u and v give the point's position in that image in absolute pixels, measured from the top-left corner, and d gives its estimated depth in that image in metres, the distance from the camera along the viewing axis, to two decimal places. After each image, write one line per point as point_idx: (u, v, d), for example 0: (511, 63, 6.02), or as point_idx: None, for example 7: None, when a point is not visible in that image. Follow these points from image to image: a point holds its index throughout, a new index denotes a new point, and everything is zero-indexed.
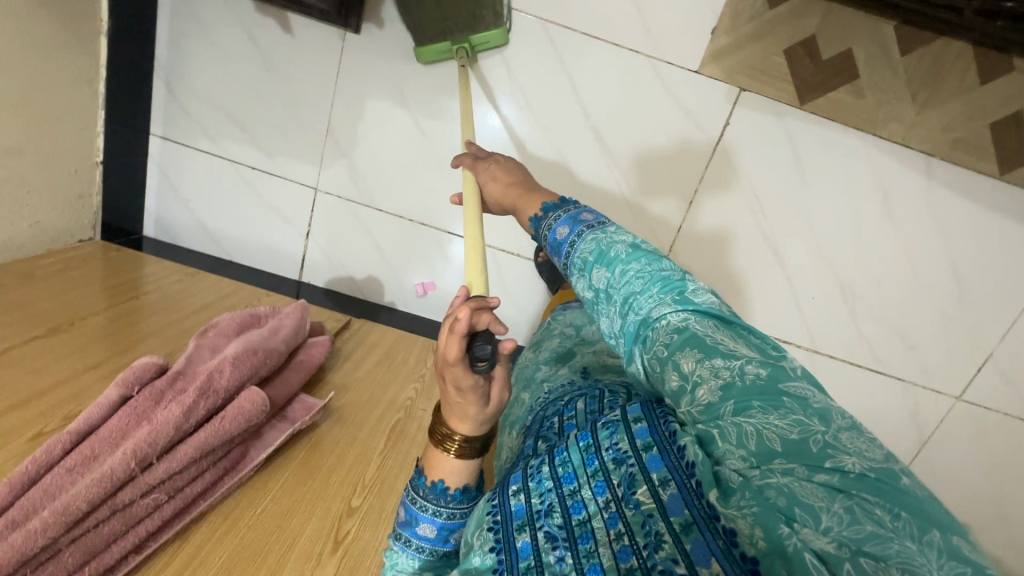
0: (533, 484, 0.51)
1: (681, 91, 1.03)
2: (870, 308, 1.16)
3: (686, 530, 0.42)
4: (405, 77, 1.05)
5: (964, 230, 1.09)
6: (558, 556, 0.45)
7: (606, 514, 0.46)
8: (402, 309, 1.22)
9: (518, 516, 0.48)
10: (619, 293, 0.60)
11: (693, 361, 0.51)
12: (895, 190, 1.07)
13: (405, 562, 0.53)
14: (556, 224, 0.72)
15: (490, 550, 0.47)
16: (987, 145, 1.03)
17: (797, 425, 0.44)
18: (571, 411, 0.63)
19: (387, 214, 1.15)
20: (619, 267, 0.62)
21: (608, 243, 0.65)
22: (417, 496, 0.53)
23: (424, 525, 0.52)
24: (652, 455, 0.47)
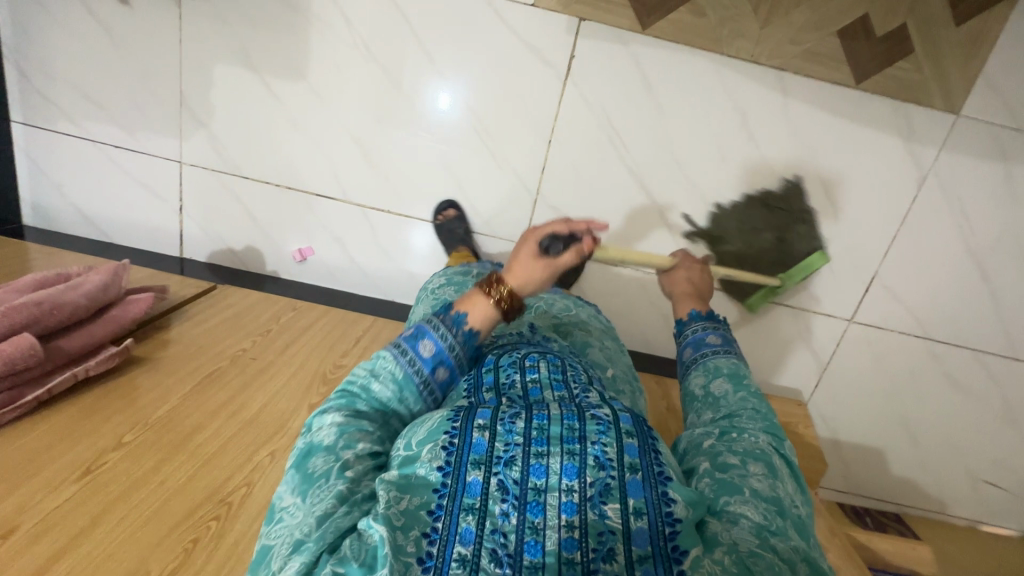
0: (501, 431, 0.56)
1: (522, 29, 1.02)
2: (748, 236, 1.14)
3: (642, 561, 0.50)
4: (249, 40, 1.05)
5: (829, 146, 1.07)
6: (503, 511, 0.51)
7: (563, 499, 0.52)
8: (286, 277, 1.22)
9: (477, 451, 0.54)
10: (727, 403, 0.72)
11: (761, 471, 0.61)
12: (752, 111, 1.05)
13: (395, 367, 0.64)
14: (698, 333, 0.86)
15: (438, 469, 0.53)
16: (837, 55, 1.01)
17: (796, 547, 0.55)
18: (533, 374, 0.67)
19: (253, 181, 1.15)
20: (741, 390, 0.74)
21: (742, 373, 0.77)
22: (437, 319, 0.67)
23: (427, 342, 0.65)
24: (634, 480, 0.54)
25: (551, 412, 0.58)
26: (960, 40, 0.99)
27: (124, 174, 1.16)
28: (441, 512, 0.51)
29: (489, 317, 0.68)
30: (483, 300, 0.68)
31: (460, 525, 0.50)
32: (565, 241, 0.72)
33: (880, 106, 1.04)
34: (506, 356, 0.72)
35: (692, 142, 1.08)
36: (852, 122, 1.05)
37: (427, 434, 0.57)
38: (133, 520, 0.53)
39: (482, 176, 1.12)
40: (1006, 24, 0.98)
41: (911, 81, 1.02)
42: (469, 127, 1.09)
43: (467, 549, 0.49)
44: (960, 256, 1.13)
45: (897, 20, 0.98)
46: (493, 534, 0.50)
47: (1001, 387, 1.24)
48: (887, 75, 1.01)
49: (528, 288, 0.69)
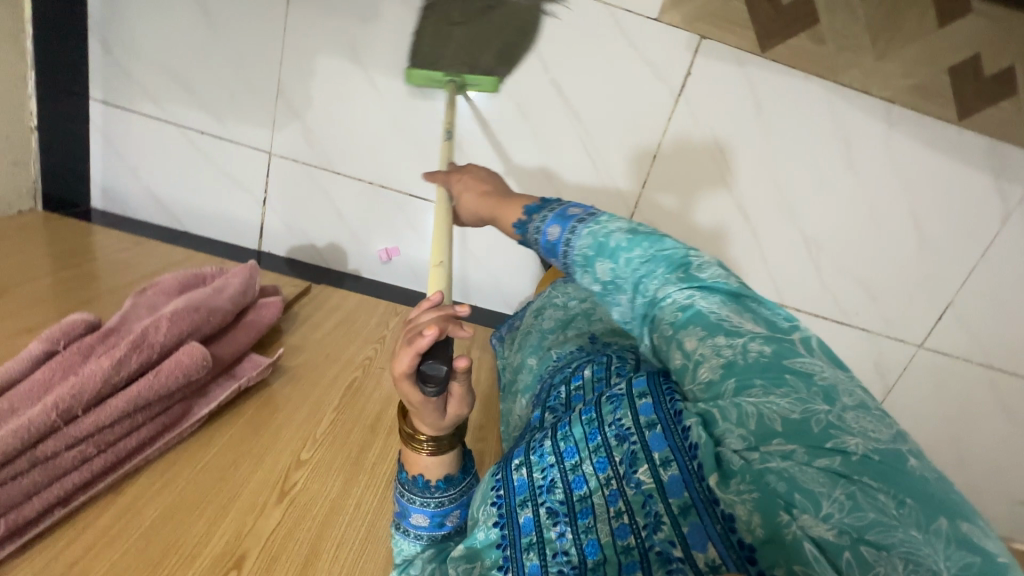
0: (535, 458, 0.57)
1: (643, 43, 1.00)
2: (834, 260, 1.17)
3: (683, 513, 0.48)
4: (357, 31, 1.01)
5: (923, 178, 1.10)
6: (559, 532, 0.52)
7: (605, 491, 0.53)
8: (368, 277, 1.19)
9: (520, 492, 0.55)
10: (628, 281, 0.60)
11: (695, 339, 0.53)
12: (856, 139, 1.07)
13: (403, 545, 0.57)
14: (545, 225, 0.68)
15: (493, 525, 0.55)
16: (945, 91, 1.03)
17: (797, 404, 0.46)
18: (579, 381, 0.68)
19: (344, 176, 1.11)
20: (622, 257, 0.61)
21: (605, 233, 0.63)
22: (402, 487, 0.58)
23: (416, 513, 0.57)
24: (654, 434, 0.52)
25: (572, 417, 0.59)
26: None
27: (207, 162, 1.11)
28: (508, 561, 0.52)
29: (444, 460, 0.58)
30: (423, 458, 0.57)
31: (526, 563, 0.52)
32: (444, 365, 0.49)
33: (976, 143, 1.07)
34: (563, 372, 0.73)
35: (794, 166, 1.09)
36: (948, 156, 1.08)
37: (481, 498, 0.57)
38: (348, 543, 0.58)
39: (582, 186, 1.10)
40: None
41: (1011, 120, 1.05)
42: (575, 136, 1.07)
43: None
44: None
45: (1006, 61, 1.01)
46: (556, 556, 0.51)
47: None
48: (990, 114, 1.04)
49: (445, 421, 0.56)
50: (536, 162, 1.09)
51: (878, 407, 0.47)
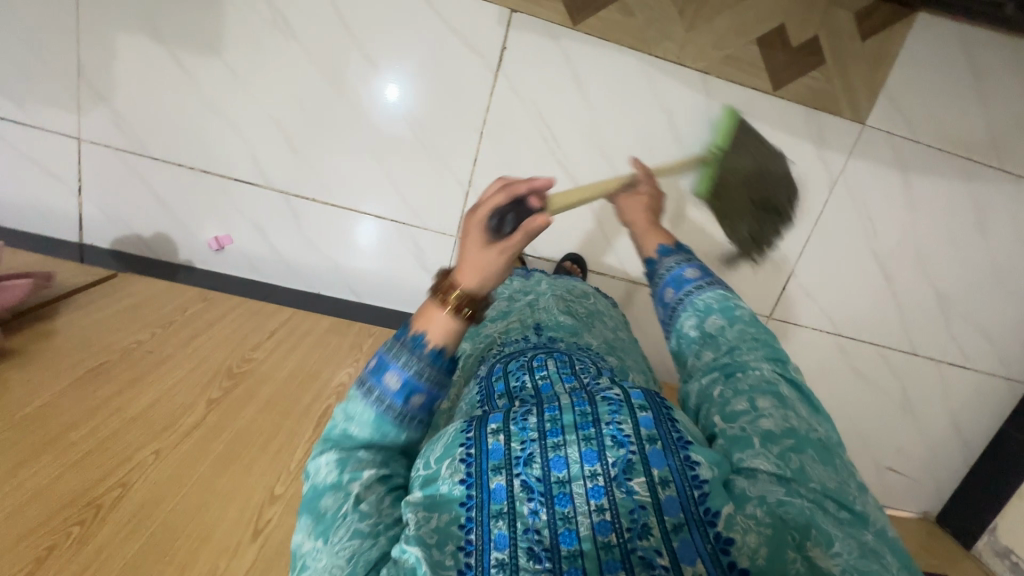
0: (515, 429, 0.51)
1: (454, 18, 1.00)
2: (674, 233, 1.17)
3: (676, 529, 0.45)
4: (156, 9, 0.98)
5: (750, 148, 1.12)
6: (532, 509, 0.46)
7: (589, 484, 0.47)
8: (201, 268, 1.15)
9: (495, 457, 0.49)
10: (724, 340, 0.66)
11: (769, 403, 0.57)
12: (678, 111, 1.08)
13: (365, 408, 0.49)
14: (680, 267, 0.76)
15: (460, 481, 0.48)
16: (756, 62, 1.05)
17: (835, 478, 0.52)
18: (540, 369, 0.62)
19: (162, 162, 1.07)
20: (736, 325, 0.67)
21: (733, 302, 0.69)
22: (394, 344, 0.49)
23: (392, 373, 0.48)
24: (655, 450, 0.49)
25: (560, 402, 0.53)
26: (867, 53, 1.06)
27: (12, 149, 1.05)
28: (472, 523, 0.46)
29: (456, 331, 0.49)
30: (437, 314, 0.48)
31: (492, 532, 0.45)
32: (512, 208, 0.49)
33: (795, 113, 1.09)
34: (515, 360, 0.67)
35: (627, 143, 1.10)
36: (770, 126, 1.10)
37: (444, 450, 0.51)
38: None
39: (413, 166, 1.09)
40: (907, 40, 1.06)
41: (823, 90, 1.08)
42: (397, 113, 1.06)
43: (503, 554, 0.44)
44: (865, 257, 1.22)
45: (810, 31, 1.04)
46: (526, 533, 0.45)
47: (900, 379, 1.35)
48: (802, 84, 1.07)
49: (491, 281, 0.48)
50: (359, 140, 1.07)
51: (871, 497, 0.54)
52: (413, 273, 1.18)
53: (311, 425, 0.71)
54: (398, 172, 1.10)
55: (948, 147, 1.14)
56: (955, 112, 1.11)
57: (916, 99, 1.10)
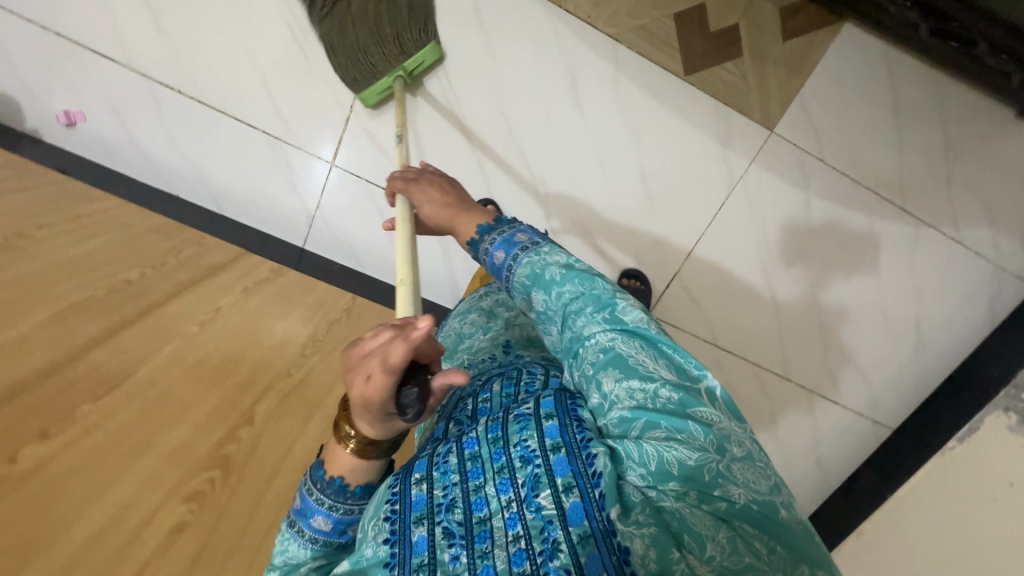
0: (437, 474, 0.46)
1: None
2: (562, 207, 1.09)
3: (582, 542, 0.40)
4: None
5: (653, 129, 1.04)
6: (453, 554, 0.41)
7: (506, 513, 0.42)
8: (49, 142, 1.05)
9: (416, 508, 0.43)
10: (557, 313, 0.54)
11: (613, 379, 0.48)
12: (583, 75, 1.01)
13: (297, 551, 0.47)
14: (493, 249, 0.59)
15: (383, 542, 0.42)
16: (671, 40, 0.99)
17: (695, 451, 0.43)
18: (485, 395, 0.57)
19: (13, 14, 0.97)
20: (555, 292, 0.54)
21: (542, 265, 0.56)
22: (314, 484, 0.47)
23: (319, 516, 0.47)
24: (558, 457, 0.44)
25: (476, 431, 0.48)
26: (787, 55, 1.00)
27: None
28: None
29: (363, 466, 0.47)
30: (343, 456, 0.47)
31: None
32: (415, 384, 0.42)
33: (706, 104, 1.03)
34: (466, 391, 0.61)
35: (525, 101, 1.03)
36: (679, 112, 1.03)
37: (371, 513, 0.45)
38: None
39: (292, 77, 1.02)
40: (829, 50, 1.00)
41: (735, 85, 1.02)
42: (283, 18, 0.99)
43: None
44: (756, 275, 1.17)
45: (732, 19, 0.98)
46: None
47: (771, 403, 1.32)
48: (715, 74, 1.01)
49: (384, 434, 0.45)
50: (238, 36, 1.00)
51: (767, 463, 0.46)
52: (283, 192, 1.10)
53: (50, 306, 0.64)
54: (277, 80, 1.02)
55: (857, 174, 1.09)
56: (868, 138, 1.06)
57: (831, 116, 1.04)
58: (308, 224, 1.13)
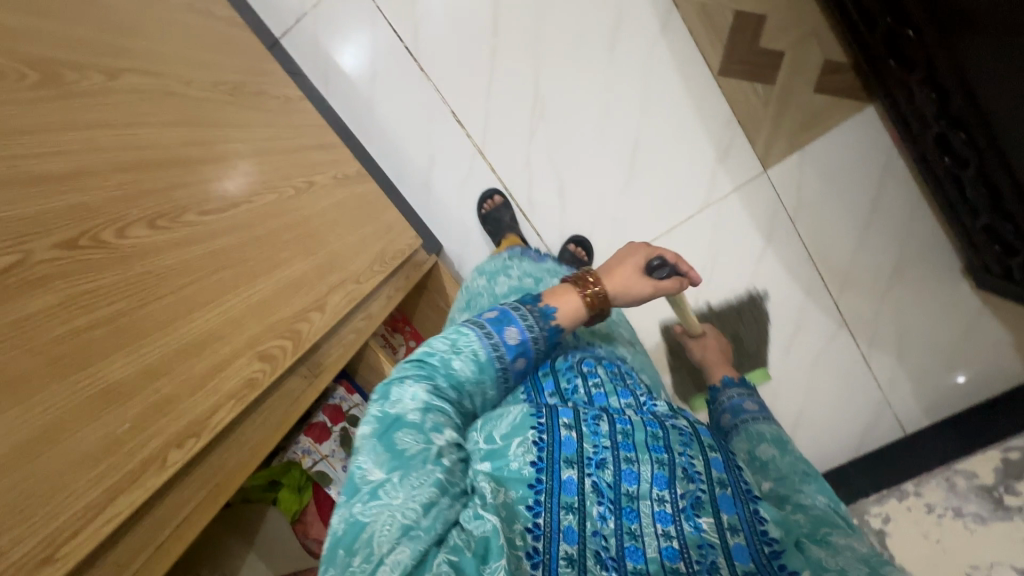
0: (587, 430, 0.48)
1: None
2: (548, 137, 1.07)
3: (732, 530, 0.44)
4: None
5: (663, 107, 1.03)
6: (601, 513, 0.44)
7: (657, 508, 0.45)
8: None
9: (569, 450, 0.47)
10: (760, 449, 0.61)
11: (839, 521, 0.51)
12: (628, 20, 1.00)
13: (478, 347, 0.50)
14: (733, 399, 0.72)
15: (530, 463, 0.46)
16: (722, 31, 0.98)
17: None
18: (593, 378, 0.56)
19: None
20: (786, 455, 0.60)
21: (778, 438, 0.62)
22: (523, 305, 0.53)
23: (514, 329, 0.51)
24: (724, 494, 0.46)
25: (631, 418, 0.51)
26: (809, 105, 1.02)
27: None
28: (541, 507, 0.44)
29: (575, 313, 0.54)
30: (571, 295, 0.54)
31: (562, 523, 0.43)
32: (667, 263, 0.58)
33: (720, 110, 1.03)
34: (557, 362, 0.58)
35: (565, 21, 1.01)
36: (694, 104, 1.03)
37: (511, 428, 0.48)
38: None
39: None
40: (846, 121, 1.03)
41: (754, 107, 1.02)
42: None
43: (572, 548, 0.42)
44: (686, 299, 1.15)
45: (782, 42, 0.98)
46: (595, 536, 0.43)
47: None
48: (744, 87, 1.01)
49: (622, 295, 0.56)
50: None
51: None
52: None
53: None
54: None
55: (814, 250, 1.11)
56: (838, 221, 1.09)
57: (819, 184, 1.07)
58: (295, 19, 1.05)
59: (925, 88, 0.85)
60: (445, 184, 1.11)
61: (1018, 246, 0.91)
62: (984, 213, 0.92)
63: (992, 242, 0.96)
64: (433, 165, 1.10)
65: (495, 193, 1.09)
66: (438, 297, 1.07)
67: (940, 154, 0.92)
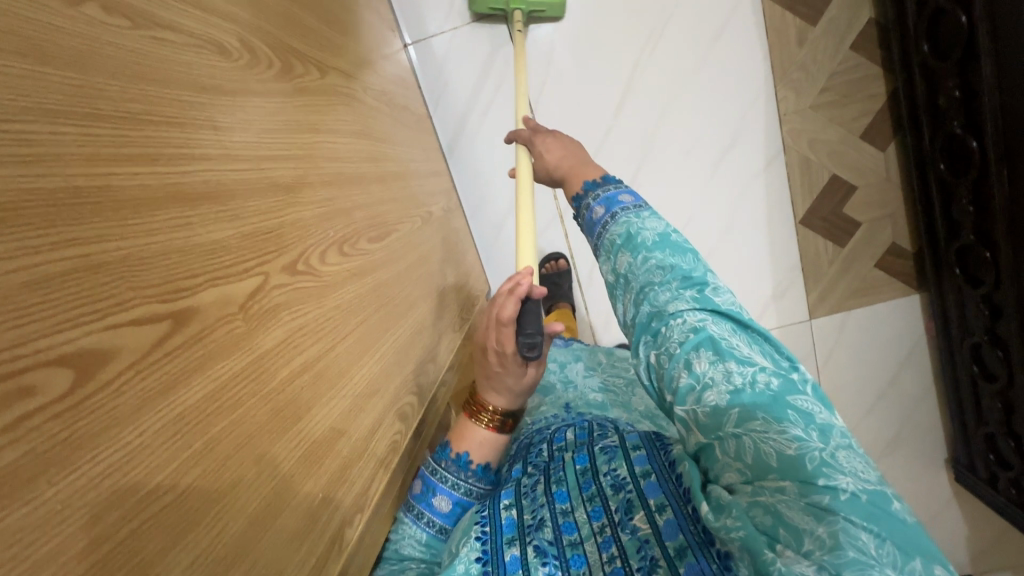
0: (526, 501, 0.56)
1: None
2: None
3: (660, 509, 0.48)
4: None
5: (741, 235, 1.08)
6: (546, 572, 0.49)
7: (599, 537, 0.50)
8: None
9: (508, 531, 0.53)
10: (636, 281, 0.53)
11: (706, 360, 0.45)
12: (739, 148, 1.04)
13: (416, 535, 0.58)
14: (592, 204, 0.61)
15: (475, 560, 0.51)
16: (815, 186, 1.05)
17: (795, 438, 0.39)
18: (558, 441, 0.63)
19: None
20: (643, 256, 0.53)
21: (637, 229, 0.55)
22: (436, 463, 0.61)
23: (440, 496, 0.59)
24: (650, 482, 0.50)
25: (566, 462, 0.59)
26: (866, 276, 1.09)
27: None
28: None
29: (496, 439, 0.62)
30: (477, 430, 0.62)
31: None
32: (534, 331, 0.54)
33: (790, 256, 1.09)
34: (536, 446, 0.66)
35: (683, 128, 1.04)
36: (769, 243, 1.08)
37: (462, 531, 0.56)
38: None
39: None
40: (892, 301, 1.10)
41: (819, 261, 1.09)
42: None
43: None
44: None
45: (862, 215, 1.05)
46: None
47: None
48: (816, 241, 1.07)
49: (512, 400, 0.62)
50: None
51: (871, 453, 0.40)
52: None
53: None
54: None
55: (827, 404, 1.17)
56: (856, 385, 1.16)
57: (851, 348, 1.14)
58: (431, 31, 1.05)
59: (981, 304, 0.93)
60: (515, 236, 1.10)
61: (1013, 464, 0.99)
62: (991, 425, 1.01)
63: (988, 451, 1.04)
64: (511, 213, 1.10)
65: (560, 257, 1.11)
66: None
67: (971, 360, 1.00)
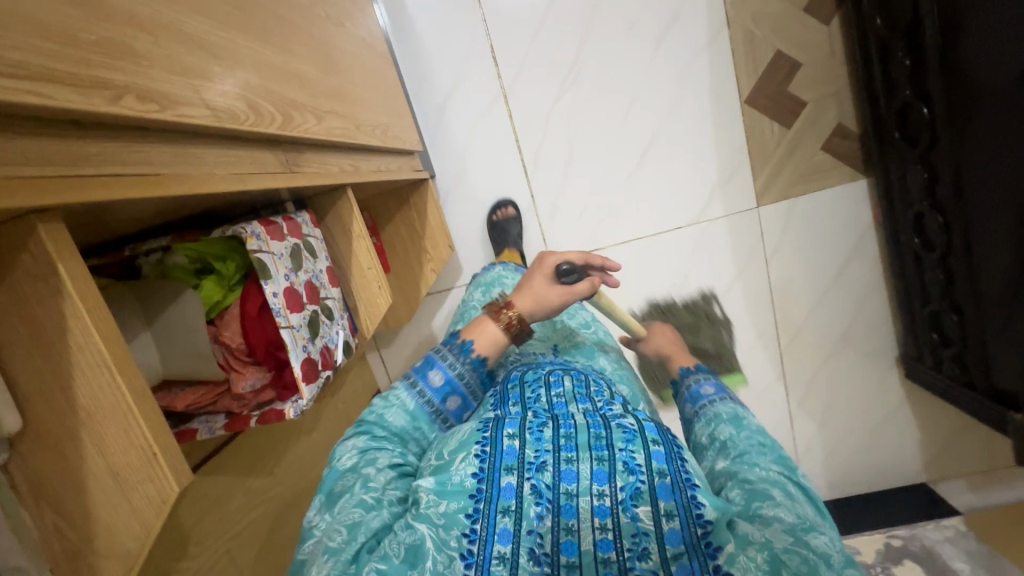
0: (530, 437, 0.47)
1: None
2: (571, 105, 1.08)
3: (668, 516, 0.40)
4: None
5: (687, 115, 1.07)
6: (537, 513, 0.42)
7: (596, 503, 0.42)
8: None
9: (508, 458, 0.45)
10: (735, 448, 0.47)
11: (778, 474, 0.43)
12: (682, 22, 1.03)
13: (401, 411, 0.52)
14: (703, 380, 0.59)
15: (472, 475, 0.43)
16: (761, 63, 1.03)
17: (832, 539, 0.38)
18: (556, 388, 0.55)
19: None
20: (748, 433, 0.48)
21: (744, 416, 0.51)
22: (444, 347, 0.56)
23: (436, 371, 0.54)
24: (663, 483, 0.42)
25: (577, 420, 0.49)
26: (813, 159, 1.08)
27: None
28: (479, 513, 0.41)
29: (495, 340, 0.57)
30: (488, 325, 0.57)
31: (497, 527, 0.41)
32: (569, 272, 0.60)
33: (736, 137, 1.07)
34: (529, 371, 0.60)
35: (627, 2, 1.03)
36: (715, 123, 1.07)
37: (458, 445, 0.47)
38: None
39: None
40: (840, 187, 1.09)
41: (766, 144, 1.07)
42: None
43: (506, 548, 0.40)
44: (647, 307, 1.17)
45: (808, 93, 1.04)
46: (529, 535, 0.41)
47: None
48: (762, 122, 1.06)
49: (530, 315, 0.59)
50: None
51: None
52: None
53: None
54: None
55: (776, 297, 1.15)
56: (805, 280, 1.14)
57: (801, 238, 1.12)
58: None
59: (920, 165, 0.91)
60: (459, 114, 1.09)
61: (955, 339, 0.98)
62: (934, 300, 0.99)
63: (931, 331, 1.03)
64: (454, 92, 1.09)
65: (511, 201, 1.11)
66: (415, 216, 1.03)
67: (913, 233, 0.99)
